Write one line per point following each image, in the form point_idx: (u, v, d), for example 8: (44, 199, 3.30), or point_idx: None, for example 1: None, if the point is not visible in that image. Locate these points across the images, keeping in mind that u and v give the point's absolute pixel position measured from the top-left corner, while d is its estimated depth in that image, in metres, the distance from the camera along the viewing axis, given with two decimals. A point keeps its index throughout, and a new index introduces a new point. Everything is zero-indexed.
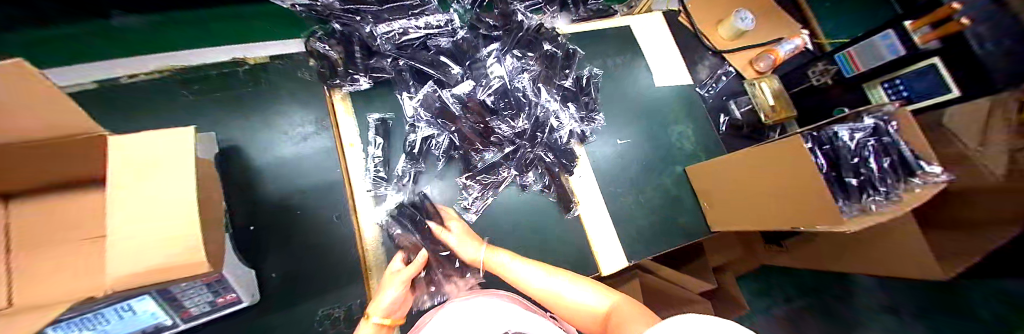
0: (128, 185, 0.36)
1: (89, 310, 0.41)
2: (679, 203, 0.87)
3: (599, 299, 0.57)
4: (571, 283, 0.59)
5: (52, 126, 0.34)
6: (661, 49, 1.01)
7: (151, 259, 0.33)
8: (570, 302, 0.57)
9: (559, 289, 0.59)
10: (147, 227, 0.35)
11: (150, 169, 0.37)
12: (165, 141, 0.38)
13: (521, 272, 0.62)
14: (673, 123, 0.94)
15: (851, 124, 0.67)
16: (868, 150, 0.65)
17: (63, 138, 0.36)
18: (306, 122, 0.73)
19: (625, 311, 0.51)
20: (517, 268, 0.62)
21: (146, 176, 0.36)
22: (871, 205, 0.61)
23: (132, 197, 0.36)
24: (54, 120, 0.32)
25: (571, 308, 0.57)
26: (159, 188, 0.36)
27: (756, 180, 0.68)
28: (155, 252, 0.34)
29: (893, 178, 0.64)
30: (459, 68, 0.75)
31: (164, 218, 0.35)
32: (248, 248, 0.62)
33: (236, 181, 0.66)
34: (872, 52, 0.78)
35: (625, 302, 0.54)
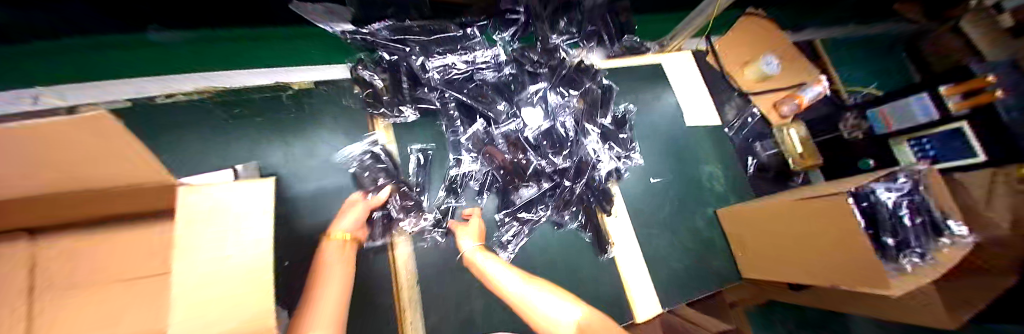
0: (198, 239, 0.30)
1: None
2: (710, 245, 0.88)
3: (564, 309, 0.52)
4: (542, 292, 0.56)
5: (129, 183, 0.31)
6: (692, 88, 1.02)
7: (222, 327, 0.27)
8: (541, 313, 0.52)
9: (534, 296, 0.55)
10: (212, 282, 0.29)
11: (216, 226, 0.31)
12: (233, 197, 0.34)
13: (504, 276, 0.60)
14: (703, 164, 0.95)
15: (887, 182, 0.69)
16: (903, 210, 0.68)
17: (134, 191, 0.34)
18: (347, 151, 0.71)
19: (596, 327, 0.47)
20: (501, 274, 0.60)
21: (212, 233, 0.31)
22: (908, 266, 0.65)
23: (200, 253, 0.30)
24: (140, 178, 0.30)
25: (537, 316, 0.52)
26: (232, 247, 0.31)
27: (795, 233, 0.69)
28: (222, 320, 0.28)
29: (924, 238, 0.68)
30: (505, 104, 0.74)
31: (236, 280, 0.30)
32: (285, 283, 0.59)
33: (275, 211, 0.64)
34: (903, 114, 0.83)
35: (591, 316, 0.50)
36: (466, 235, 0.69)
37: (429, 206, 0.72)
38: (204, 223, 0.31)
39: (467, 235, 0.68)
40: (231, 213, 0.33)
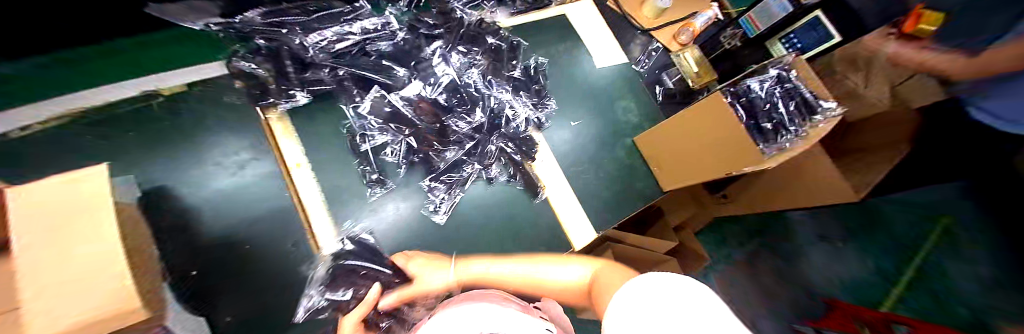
0: (51, 234, 0.31)
1: None
2: (634, 171, 0.96)
3: (571, 271, 0.43)
4: (541, 263, 0.46)
5: None
6: (597, 33, 1.07)
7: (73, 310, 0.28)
8: (549, 283, 0.44)
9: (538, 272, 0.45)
10: (76, 274, 0.30)
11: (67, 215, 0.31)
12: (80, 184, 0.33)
13: (497, 269, 0.49)
14: (617, 100, 1.02)
15: (758, 77, 0.81)
16: (775, 97, 0.78)
17: None
18: (240, 149, 0.66)
19: (605, 274, 0.36)
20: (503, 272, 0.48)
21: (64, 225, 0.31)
22: (785, 143, 0.72)
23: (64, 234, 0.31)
24: None
25: (548, 285, 0.44)
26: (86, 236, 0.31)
27: (694, 137, 0.77)
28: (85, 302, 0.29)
29: (798, 118, 0.76)
30: (405, 70, 0.73)
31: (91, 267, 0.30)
32: (190, 296, 0.55)
33: (164, 228, 0.58)
34: (766, 15, 0.90)
35: (606, 266, 0.40)
36: (431, 265, 0.56)
37: (345, 189, 0.70)
38: (73, 209, 0.32)
39: (435, 270, 0.55)
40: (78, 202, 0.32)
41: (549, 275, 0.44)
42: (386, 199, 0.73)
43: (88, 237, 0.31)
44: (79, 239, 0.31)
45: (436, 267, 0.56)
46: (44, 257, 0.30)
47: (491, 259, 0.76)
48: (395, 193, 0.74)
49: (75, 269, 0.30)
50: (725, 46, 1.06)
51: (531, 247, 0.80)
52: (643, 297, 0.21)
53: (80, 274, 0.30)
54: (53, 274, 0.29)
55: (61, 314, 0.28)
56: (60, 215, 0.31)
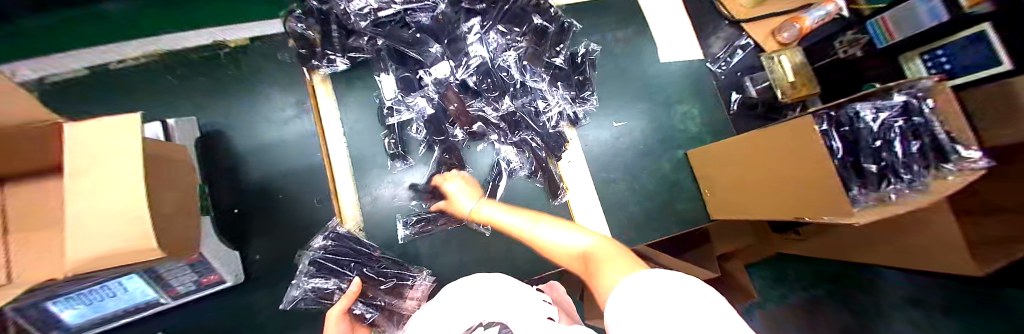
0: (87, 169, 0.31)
1: (75, 289, 0.42)
2: (676, 188, 0.83)
3: (574, 238, 0.42)
4: (550, 225, 0.46)
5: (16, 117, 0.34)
6: (668, 20, 0.91)
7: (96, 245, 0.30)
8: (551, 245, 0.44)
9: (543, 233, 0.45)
10: (102, 215, 0.30)
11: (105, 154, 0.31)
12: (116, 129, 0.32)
13: (509, 220, 0.53)
14: (676, 103, 0.87)
15: (876, 102, 0.57)
16: (893, 133, 0.56)
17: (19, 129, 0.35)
18: (287, 105, 0.72)
19: (605, 251, 0.34)
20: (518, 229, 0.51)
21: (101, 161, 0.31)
22: (891, 194, 0.54)
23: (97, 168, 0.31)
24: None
25: (552, 247, 0.44)
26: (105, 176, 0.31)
27: (762, 165, 0.63)
28: (105, 234, 0.30)
29: (918, 164, 0.55)
30: (439, 47, 0.69)
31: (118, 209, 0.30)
32: (232, 231, 0.64)
33: (222, 166, 0.66)
34: (910, 20, 0.66)
35: (610, 240, 0.38)
36: (460, 194, 0.65)
37: (369, 158, 0.72)
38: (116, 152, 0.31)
39: (458, 187, 0.66)
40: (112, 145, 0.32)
41: (555, 237, 0.44)
42: (404, 174, 0.73)
43: (114, 179, 0.31)
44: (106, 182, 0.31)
45: (467, 194, 0.64)
46: (90, 194, 0.31)
47: (495, 252, 0.73)
48: (413, 170, 0.74)
49: (104, 210, 0.30)
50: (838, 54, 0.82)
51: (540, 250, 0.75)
52: (636, 292, 0.22)
53: (103, 216, 0.30)
54: (85, 208, 0.30)
55: (94, 249, 0.30)
56: (97, 155, 0.31)
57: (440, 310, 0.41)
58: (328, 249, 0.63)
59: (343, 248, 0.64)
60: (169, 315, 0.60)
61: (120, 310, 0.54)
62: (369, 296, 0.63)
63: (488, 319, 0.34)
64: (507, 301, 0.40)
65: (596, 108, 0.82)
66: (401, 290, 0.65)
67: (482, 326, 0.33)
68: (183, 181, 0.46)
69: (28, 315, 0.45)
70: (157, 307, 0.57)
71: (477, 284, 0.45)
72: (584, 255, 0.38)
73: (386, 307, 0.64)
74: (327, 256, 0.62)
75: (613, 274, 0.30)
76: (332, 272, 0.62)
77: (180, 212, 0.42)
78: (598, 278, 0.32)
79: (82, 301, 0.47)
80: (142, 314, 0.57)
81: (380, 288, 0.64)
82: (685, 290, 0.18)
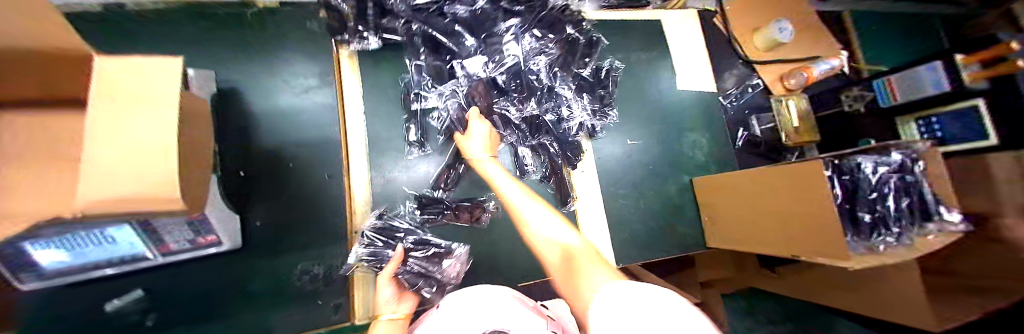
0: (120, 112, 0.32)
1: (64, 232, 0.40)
2: (676, 213, 0.85)
3: (565, 235, 0.46)
4: (534, 205, 0.52)
5: (47, 45, 0.32)
6: (691, 50, 0.94)
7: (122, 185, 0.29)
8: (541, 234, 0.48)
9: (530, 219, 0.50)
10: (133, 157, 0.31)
11: (141, 101, 0.33)
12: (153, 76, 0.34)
13: (509, 191, 0.55)
14: (687, 131, 0.91)
15: (875, 156, 0.61)
16: (887, 187, 0.60)
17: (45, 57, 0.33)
18: (309, 75, 0.70)
19: (585, 255, 0.40)
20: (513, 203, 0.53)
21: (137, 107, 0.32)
22: (880, 245, 0.58)
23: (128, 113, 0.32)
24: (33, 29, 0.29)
25: (540, 236, 0.48)
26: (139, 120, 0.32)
27: (765, 200, 0.65)
28: (132, 176, 0.30)
29: (907, 220, 0.60)
30: (474, 40, 0.69)
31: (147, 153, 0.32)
32: (236, 194, 0.61)
33: (231, 125, 0.64)
34: (913, 85, 0.74)
35: (593, 249, 0.44)
36: (478, 140, 0.66)
37: (386, 139, 0.71)
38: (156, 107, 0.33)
39: (477, 139, 0.66)
40: (146, 92, 0.33)
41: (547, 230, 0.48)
42: (420, 161, 0.73)
43: (150, 127, 0.32)
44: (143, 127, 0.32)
45: (483, 143, 0.66)
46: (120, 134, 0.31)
47: (498, 251, 0.73)
48: (430, 158, 0.74)
49: (134, 153, 0.31)
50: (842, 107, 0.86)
51: None
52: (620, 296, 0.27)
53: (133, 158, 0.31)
54: (113, 149, 0.30)
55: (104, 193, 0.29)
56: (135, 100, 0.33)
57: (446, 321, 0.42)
58: (378, 226, 0.65)
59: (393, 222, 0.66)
60: (157, 272, 0.58)
61: (109, 259, 0.52)
62: (412, 266, 0.63)
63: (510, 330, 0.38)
64: (508, 311, 0.42)
65: (614, 123, 0.84)
66: (441, 257, 0.66)
67: None
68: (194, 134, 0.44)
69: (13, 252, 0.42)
70: (146, 262, 0.56)
71: (474, 295, 0.46)
72: (566, 256, 0.43)
73: (431, 276, 0.64)
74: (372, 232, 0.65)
75: (595, 274, 0.35)
76: (382, 244, 0.64)
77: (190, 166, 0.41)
78: (581, 278, 0.36)
79: (64, 246, 0.45)
80: (129, 267, 0.56)
81: (421, 257, 0.65)
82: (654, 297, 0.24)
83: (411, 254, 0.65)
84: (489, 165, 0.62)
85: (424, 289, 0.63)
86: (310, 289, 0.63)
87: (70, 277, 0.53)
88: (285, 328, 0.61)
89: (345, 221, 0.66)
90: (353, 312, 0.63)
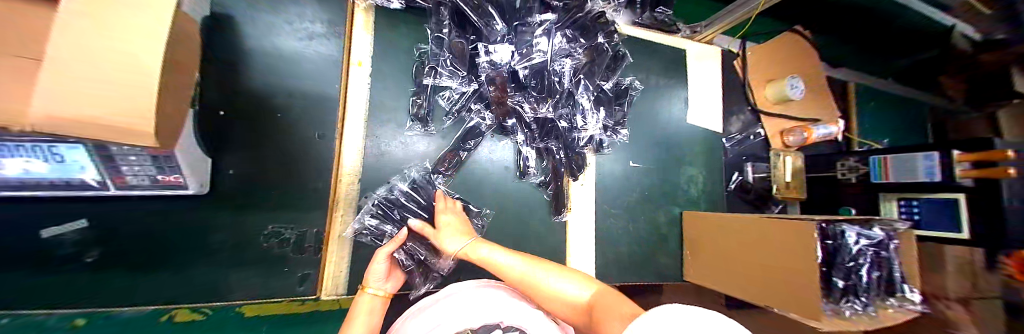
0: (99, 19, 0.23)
1: (10, 140, 0.36)
2: (660, 241, 0.87)
3: (578, 290, 0.49)
4: (556, 274, 0.51)
5: None
6: (707, 86, 0.95)
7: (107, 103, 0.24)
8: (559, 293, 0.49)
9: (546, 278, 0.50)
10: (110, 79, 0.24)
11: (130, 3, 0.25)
12: None
13: (511, 267, 0.53)
14: (687, 164, 0.92)
15: (861, 228, 0.63)
16: (863, 259, 0.62)
17: None
18: (317, 20, 0.64)
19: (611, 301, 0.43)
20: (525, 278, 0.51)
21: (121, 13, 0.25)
22: (846, 310, 0.61)
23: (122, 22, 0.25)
24: None
25: (556, 298, 0.49)
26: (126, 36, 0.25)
27: (749, 247, 0.68)
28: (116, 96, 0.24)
29: (874, 291, 0.63)
30: (505, 26, 0.64)
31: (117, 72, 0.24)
32: (211, 134, 0.55)
33: (218, 58, 0.57)
34: (906, 169, 0.75)
35: (612, 294, 0.47)
36: (449, 234, 0.61)
37: (388, 108, 0.67)
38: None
39: (448, 227, 0.62)
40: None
41: (562, 287, 0.50)
42: (420, 140, 0.69)
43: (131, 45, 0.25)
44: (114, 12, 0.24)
45: (456, 232, 0.61)
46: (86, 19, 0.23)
47: None
48: (431, 141, 0.70)
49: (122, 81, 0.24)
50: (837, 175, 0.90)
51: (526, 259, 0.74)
52: (656, 321, 0.24)
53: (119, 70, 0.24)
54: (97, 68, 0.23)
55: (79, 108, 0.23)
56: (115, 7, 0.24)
57: (440, 310, 0.41)
58: (392, 197, 0.65)
59: (407, 201, 0.66)
60: (100, 201, 0.51)
61: (45, 180, 0.45)
62: (412, 248, 0.64)
63: (505, 322, 0.37)
64: (506, 304, 0.41)
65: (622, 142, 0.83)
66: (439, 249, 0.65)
67: (501, 328, 0.36)
68: (179, 62, 0.38)
69: None
70: (91, 191, 0.49)
71: (472, 290, 0.46)
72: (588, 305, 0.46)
73: (424, 262, 0.65)
74: (371, 204, 0.63)
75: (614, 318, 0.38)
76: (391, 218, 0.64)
77: (168, 94, 0.35)
78: (604, 320, 0.39)
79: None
80: (65, 194, 0.48)
81: (424, 244, 0.65)
82: (708, 321, 0.22)
83: (411, 236, 0.64)
84: (472, 249, 0.58)
85: (413, 273, 0.64)
86: (277, 253, 0.58)
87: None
88: (241, 290, 0.56)
89: (339, 187, 0.61)
90: (320, 287, 0.59)
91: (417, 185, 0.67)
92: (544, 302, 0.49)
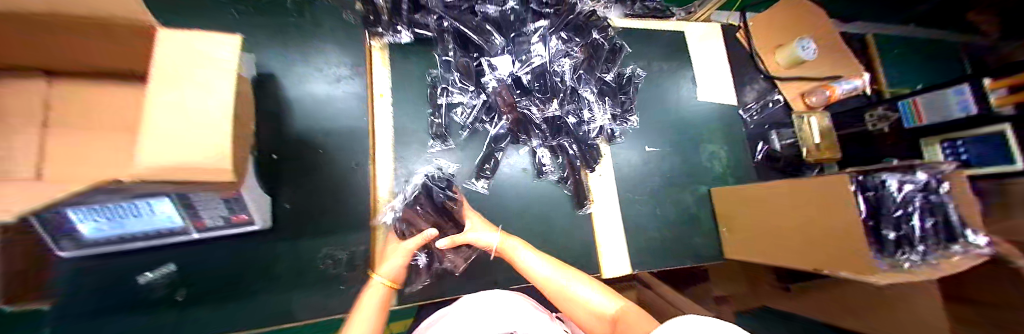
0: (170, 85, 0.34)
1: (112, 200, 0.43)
2: (692, 221, 0.85)
3: (604, 301, 0.47)
4: (576, 281, 0.50)
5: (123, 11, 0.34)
6: (712, 63, 0.94)
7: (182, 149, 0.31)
8: (581, 301, 0.48)
9: (570, 286, 0.50)
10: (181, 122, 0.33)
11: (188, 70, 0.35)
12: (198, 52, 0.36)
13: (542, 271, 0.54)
14: (707, 142, 0.90)
15: (902, 174, 0.60)
16: (912, 206, 0.59)
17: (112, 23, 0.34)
18: (342, 65, 0.73)
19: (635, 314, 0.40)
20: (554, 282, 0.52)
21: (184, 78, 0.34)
22: (905, 262, 0.57)
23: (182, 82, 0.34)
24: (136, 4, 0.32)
25: (582, 307, 0.48)
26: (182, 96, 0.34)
27: (783, 213, 0.66)
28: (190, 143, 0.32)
29: (932, 240, 0.59)
30: (503, 39, 0.71)
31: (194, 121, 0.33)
32: (268, 175, 0.64)
33: (268, 111, 0.67)
34: (938, 106, 0.73)
35: (636, 308, 0.44)
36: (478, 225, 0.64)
37: (410, 131, 0.73)
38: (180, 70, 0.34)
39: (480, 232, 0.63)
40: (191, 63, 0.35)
41: (587, 296, 0.48)
42: (442, 156, 0.74)
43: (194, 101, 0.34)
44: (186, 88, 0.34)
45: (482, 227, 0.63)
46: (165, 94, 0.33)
47: None
48: (451, 156, 0.75)
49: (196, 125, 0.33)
50: (867, 127, 0.87)
51: (559, 255, 0.76)
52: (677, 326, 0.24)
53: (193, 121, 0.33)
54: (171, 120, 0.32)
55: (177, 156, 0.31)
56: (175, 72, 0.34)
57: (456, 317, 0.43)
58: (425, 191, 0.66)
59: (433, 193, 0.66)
60: (190, 243, 0.60)
61: (147, 230, 0.54)
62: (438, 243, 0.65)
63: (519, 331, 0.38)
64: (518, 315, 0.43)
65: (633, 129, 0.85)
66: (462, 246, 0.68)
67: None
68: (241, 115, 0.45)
69: (54, 217, 0.45)
70: (182, 236, 0.58)
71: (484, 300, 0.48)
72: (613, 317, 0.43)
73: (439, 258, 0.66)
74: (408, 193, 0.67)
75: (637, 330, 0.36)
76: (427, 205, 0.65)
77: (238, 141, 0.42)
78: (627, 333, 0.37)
79: (108, 216, 0.47)
80: (165, 240, 0.58)
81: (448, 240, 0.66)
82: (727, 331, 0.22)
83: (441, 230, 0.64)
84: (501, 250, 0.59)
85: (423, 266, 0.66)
86: (332, 273, 0.64)
87: (113, 245, 0.56)
88: (303, 311, 0.62)
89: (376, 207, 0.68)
90: None
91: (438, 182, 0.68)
92: (570, 309, 0.49)
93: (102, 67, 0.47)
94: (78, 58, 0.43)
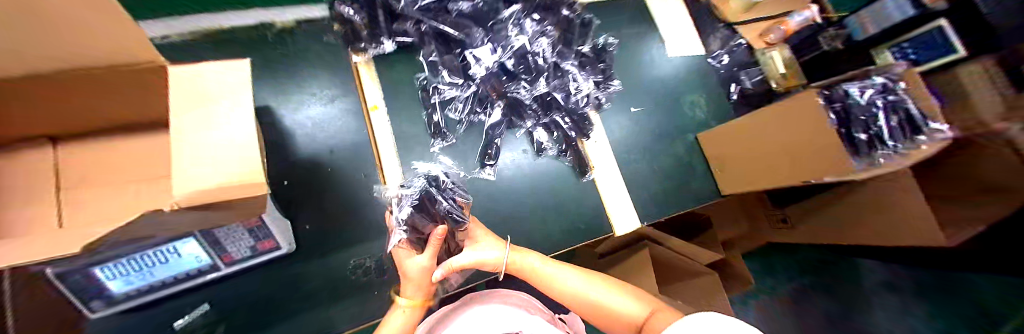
0: (192, 115, 0.35)
1: (133, 252, 0.43)
2: (688, 167, 0.91)
3: (631, 304, 0.54)
4: (602, 289, 0.57)
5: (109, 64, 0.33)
6: (676, 21, 1.01)
7: (208, 175, 0.32)
8: (610, 307, 0.55)
9: (597, 297, 0.57)
10: (212, 149, 0.34)
11: (204, 101, 0.36)
12: (217, 82, 0.38)
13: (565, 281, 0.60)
14: (686, 93, 0.96)
15: (861, 81, 0.68)
16: (877, 108, 0.66)
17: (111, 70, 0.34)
18: (332, 84, 0.75)
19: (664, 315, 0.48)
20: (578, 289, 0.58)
21: (205, 107, 0.36)
22: (880, 159, 0.63)
23: (205, 112, 0.36)
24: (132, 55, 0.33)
25: (611, 314, 0.55)
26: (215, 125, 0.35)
27: (766, 143, 0.72)
28: (220, 167, 0.33)
29: (900, 134, 0.66)
30: (481, 30, 0.76)
31: (226, 146, 0.35)
32: (285, 201, 0.66)
33: (272, 140, 0.69)
34: (880, 16, 0.81)
35: (664, 308, 0.51)
36: (483, 241, 0.64)
37: (410, 135, 0.76)
38: (200, 95, 0.36)
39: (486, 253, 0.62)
40: (208, 93, 0.37)
41: (613, 301, 0.56)
42: (443, 155, 0.76)
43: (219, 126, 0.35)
44: (214, 114, 0.36)
45: (491, 242, 0.64)
46: (186, 123, 0.35)
47: (531, 221, 0.77)
48: (453, 151, 0.77)
49: (221, 150, 0.34)
50: (823, 48, 0.92)
51: (574, 224, 0.79)
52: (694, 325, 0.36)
53: (225, 143, 0.35)
54: (201, 144, 0.34)
55: (208, 181, 0.31)
56: (197, 103, 0.36)
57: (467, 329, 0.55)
58: (426, 193, 0.58)
59: (437, 194, 0.58)
60: (221, 281, 0.61)
61: (176, 275, 0.55)
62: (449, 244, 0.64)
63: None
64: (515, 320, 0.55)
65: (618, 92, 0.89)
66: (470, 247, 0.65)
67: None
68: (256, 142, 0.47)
69: (86, 278, 0.45)
70: (212, 274, 0.59)
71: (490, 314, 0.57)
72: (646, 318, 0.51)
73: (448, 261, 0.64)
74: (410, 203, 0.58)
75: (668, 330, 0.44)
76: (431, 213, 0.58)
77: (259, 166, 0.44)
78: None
79: (133, 268, 0.47)
80: (196, 281, 0.59)
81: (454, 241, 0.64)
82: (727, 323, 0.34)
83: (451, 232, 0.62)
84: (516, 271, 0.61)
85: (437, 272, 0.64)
86: (366, 279, 0.67)
87: (143, 296, 0.56)
88: (348, 319, 0.65)
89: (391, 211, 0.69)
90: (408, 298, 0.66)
91: (442, 183, 0.60)
92: (598, 314, 0.57)
93: (118, 121, 0.49)
94: (77, 122, 0.46)
